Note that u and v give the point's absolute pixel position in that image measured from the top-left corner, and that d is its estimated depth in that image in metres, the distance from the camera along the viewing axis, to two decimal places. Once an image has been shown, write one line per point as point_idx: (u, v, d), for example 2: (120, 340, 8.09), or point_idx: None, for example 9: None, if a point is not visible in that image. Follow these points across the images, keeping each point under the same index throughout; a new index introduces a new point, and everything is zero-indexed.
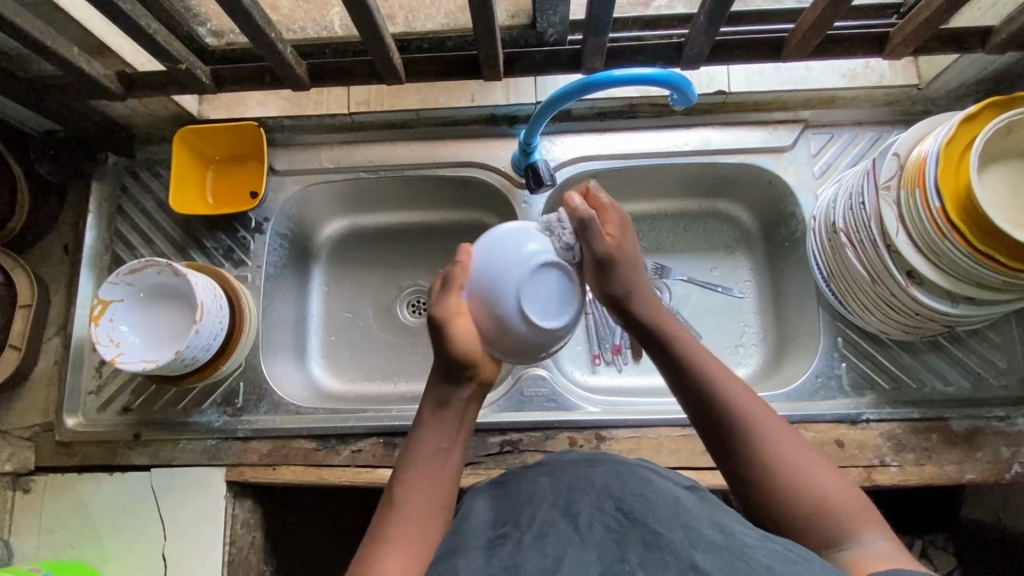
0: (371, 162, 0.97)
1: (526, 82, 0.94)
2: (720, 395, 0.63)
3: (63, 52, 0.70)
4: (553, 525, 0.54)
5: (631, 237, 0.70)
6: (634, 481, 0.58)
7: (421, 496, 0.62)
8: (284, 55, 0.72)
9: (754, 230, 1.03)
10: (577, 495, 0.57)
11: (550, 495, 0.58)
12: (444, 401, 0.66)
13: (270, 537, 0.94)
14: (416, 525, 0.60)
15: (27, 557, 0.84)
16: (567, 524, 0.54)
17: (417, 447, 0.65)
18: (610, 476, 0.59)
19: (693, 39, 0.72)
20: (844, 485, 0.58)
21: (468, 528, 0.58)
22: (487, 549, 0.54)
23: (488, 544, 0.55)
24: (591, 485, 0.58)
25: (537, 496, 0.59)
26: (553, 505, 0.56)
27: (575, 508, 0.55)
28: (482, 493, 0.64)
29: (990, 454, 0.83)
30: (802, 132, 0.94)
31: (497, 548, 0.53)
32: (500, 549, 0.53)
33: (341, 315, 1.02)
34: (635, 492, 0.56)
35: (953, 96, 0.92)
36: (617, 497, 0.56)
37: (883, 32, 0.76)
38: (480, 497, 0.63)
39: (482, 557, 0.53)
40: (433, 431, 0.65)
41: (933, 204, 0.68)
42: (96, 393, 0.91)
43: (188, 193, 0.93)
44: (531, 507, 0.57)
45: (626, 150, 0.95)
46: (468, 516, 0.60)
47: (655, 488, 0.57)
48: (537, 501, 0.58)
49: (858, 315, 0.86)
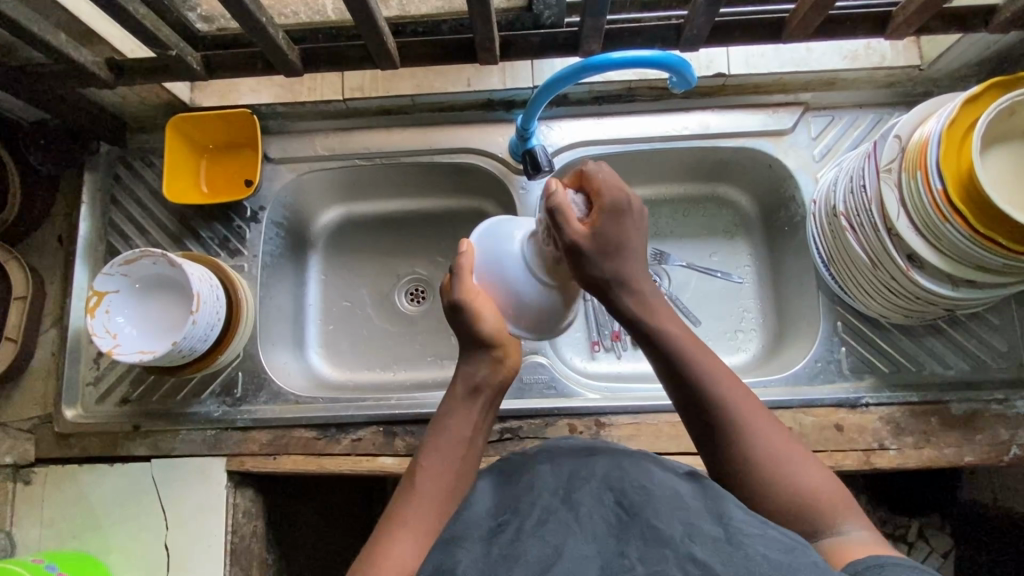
0: (367, 149, 0.96)
1: (523, 65, 0.93)
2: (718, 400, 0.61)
3: (50, 39, 0.69)
4: (552, 514, 0.54)
5: (617, 227, 0.60)
6: (635, 471, 0.59)
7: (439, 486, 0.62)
8: (275, 40, 0.71)
9: (754, 214, 1.02)
10: (577, 484, 0.57)
11: (551, 483, 0.58)
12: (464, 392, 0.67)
13: (272, 526, 0.94)
14: (434, 513, 0.61)
15: (30, 549, 0.85)
16: (567, 512, 0.54)
17: (443, 437, 0.65)
18: (610, 466, 0.59)
19: (692, 20, 0.71)
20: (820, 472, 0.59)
21: (469, 517, 0.58)
22: (488, 539, 0.54)
23: (491, 530, 0.55)
24: (592, 475, 0.58)
25: (537, 483, 0.59)
26: (553, 494, 0.57)
27: (575, 497, 0.55)
28: (482, 480, 0.64)
29: (988, 436, 0.83)
30: (802, 115, 0.93)
31: (498, 537, 0.54)
32: (501, 538, 0.53)
33: (340, 304, 1.02)
34: (635, 483, 0.57)
35: (956, 77, 0.91)
36: (616, 488, 0.56)
37: (885, 11, 0.75)
38: (480, 485, 0.63)
39: (483, 544, 0.53)
40: (460, 419, 0.66)
41: (934, 186, 0.67)
42: (94, 384, 0.90)
43: (181, 182, 0.92)
44: (531, 494, 0.57)
45: (624, 135, 0.94)
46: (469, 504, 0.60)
47: (655, 479, 0.57)
48: (538, 488, 0.58)
49: (858, 299, 0.85)
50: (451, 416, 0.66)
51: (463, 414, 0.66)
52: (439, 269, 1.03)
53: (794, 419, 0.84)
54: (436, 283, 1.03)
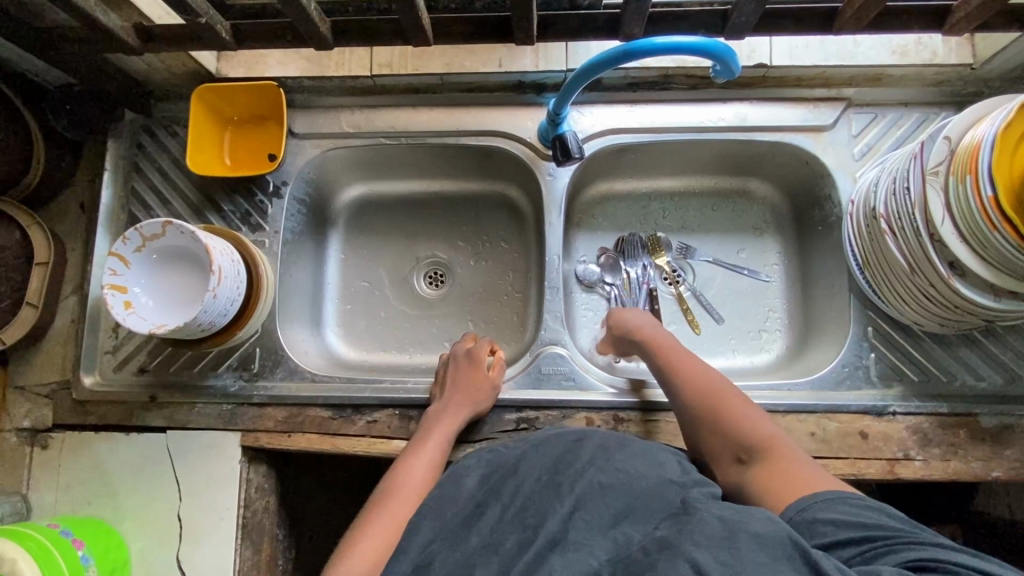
0: (393, 128, 0.94)
1: (557, 48, 0.90)
2: (702, 395, 0.73)
3: (80, 1, 0.67)
4: (536, 496, 0.63)
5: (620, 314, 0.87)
6: (620, 455, 0.65)
7: (402, 504, 0.72)
8: (307, 10, 0.69)
9: (786, 212, 0.99)
10: (563, 468, 0.65)
11: (537, 470, 0.66)
12: (430, 449, 0.78)
13: (281, 502, 0.95)
14: (390, 519, 0.70)
15: (46, 513, 0.85)
16: (551, 495, 0.62)
17: (404, 472, 0.76)
18: (596, 451, 0.66)
19: (741, 6, 0.68)
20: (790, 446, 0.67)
21: (451, 505, 0.66)
22: (468, 523, 0.63)
23: (469, 516, 0.64)
24: (577, 461, 0.65)
25: (525, 470, 0.66)
26: (537, 479, 0.65)
27: (559, 480, 0.63)
28: (481, 471, 0.69)
29: (1018, 452, 0.81)
30: (844, 111, 0.90)
31: (477, 522, 0.63)
32: (480, 526, 0.62)
33: (358, 284, 1.01)
34: (617, 468, 0.63)
35: (1007, 78, 0.87)
36: (598, 472, 0.62)
37: (944, 5, 0.71)
38: (467, 470, 0.69)
39: (466, 531, 0.62)
40: (419, 464, 0.77)
41: (984, 191, 0.64)
42: (112, 352, 0.90)
43: (205, 154, 0.90)
44: (516, 480, 0.65)
45: (658, 124, 0.91)
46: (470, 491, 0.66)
47: (637, 466, 0.63)
48: (524, 475, 0.66)
49: (892, 305, 0.83)
50: (414, 457, 0.77)
51: (433, 452, 0.78)
52: (459, 253, 1.02)
53: (818, 424, 0.82)
54: (456, 268, 1.01)
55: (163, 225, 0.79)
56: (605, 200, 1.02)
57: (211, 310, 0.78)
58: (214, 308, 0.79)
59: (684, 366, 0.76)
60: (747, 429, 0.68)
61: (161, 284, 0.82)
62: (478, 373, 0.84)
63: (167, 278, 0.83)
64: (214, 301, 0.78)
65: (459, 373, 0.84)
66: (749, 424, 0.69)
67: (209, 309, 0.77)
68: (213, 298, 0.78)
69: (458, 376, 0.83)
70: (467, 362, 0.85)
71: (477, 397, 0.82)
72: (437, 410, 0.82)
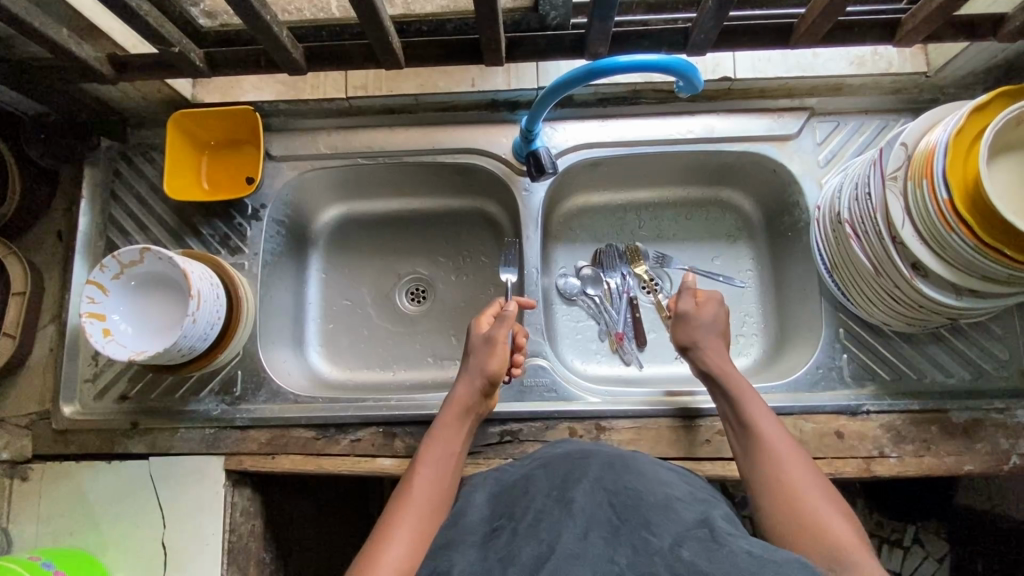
0: (369, 148, 0.95)
1: (528, 67, 0.92)
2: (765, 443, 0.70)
3: (52, 33, 0.68)
4: (546, 512, 0.59)
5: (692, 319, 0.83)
6: (627, 474, 0.64)
7: (422, 513, 0.68)
8: (279, 37, 0.70)
9: (757, 219, 1.02)
10: (571, 483, 0.62)
11: (545, 487, 0.63)
12: (441, 447, 0.75)
13: (268, 524, 0.94)
14: (412, 525, 0.66)
15: (26, 545, 0.84)
16: (561, 509, 0.59)
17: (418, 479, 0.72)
18: (603, 467, 0.65)
19: (701, 24, 0.70)
20: (842, 520, 0.62)
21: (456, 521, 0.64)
22: (482, 544, 0.59)
23: (484, 537, 0.60)
24: (584, 476, 0.63)
25: (532, 489, 0.64)
26: (547, 495, 0.62)
27: (569, 495, 0.60)
28: (478, 489, 0.68)
29: (989, 445, 0.83)
30: (808, 120, 0.93)
31: (493, 541, 0.58)
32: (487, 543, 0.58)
33: (339, 302, 1.02)
34: (628, 487, 0.61)
35: (961, 84, 0.90)
36: (608, 491, 0.61)
37: (895, 18, 0.74)
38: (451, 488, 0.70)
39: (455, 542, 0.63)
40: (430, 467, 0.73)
41: (939, 195, 0.66)
42: (92, 381, 0.90)
43: (183, 179, 0.91)
44: (525, 500, 0.62)
45: (629, 137, 0.93)
46: (466, 511, 0.65)
47: (647, 485, 0.62)
48: (532, 492, 0.63)
49: (860, 306, 0.85)
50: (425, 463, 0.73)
51: (440, 453, 0.75)
52: (440, 269, 1.03)
53: (795, 425, 0.84)
54: (437, 284, 1.03)
55: (142, 252, 0.79)
56: (582, 213, 1.04)
57: (190, 335, 0.78)
58: (195, 332, 0.79)
59: (751, 407, 0.74)
60: (799, 495, 0.65)
61: (139, 309, 0.83)
62: (487, 355, 0.81)
63: (145, 304, 0.83)
64: (194, 325, 0.78)
65: (474, 355, 0.81)
66: (804, 491, 0.65)
67: (189, 334, 0.78)
68: (194, 321, 0.78)
69: (471, 361, 0.81)
70: (475, 342, 0.82)
71: (483, 380, 0.79)
72: (453, 403, 0.79)
